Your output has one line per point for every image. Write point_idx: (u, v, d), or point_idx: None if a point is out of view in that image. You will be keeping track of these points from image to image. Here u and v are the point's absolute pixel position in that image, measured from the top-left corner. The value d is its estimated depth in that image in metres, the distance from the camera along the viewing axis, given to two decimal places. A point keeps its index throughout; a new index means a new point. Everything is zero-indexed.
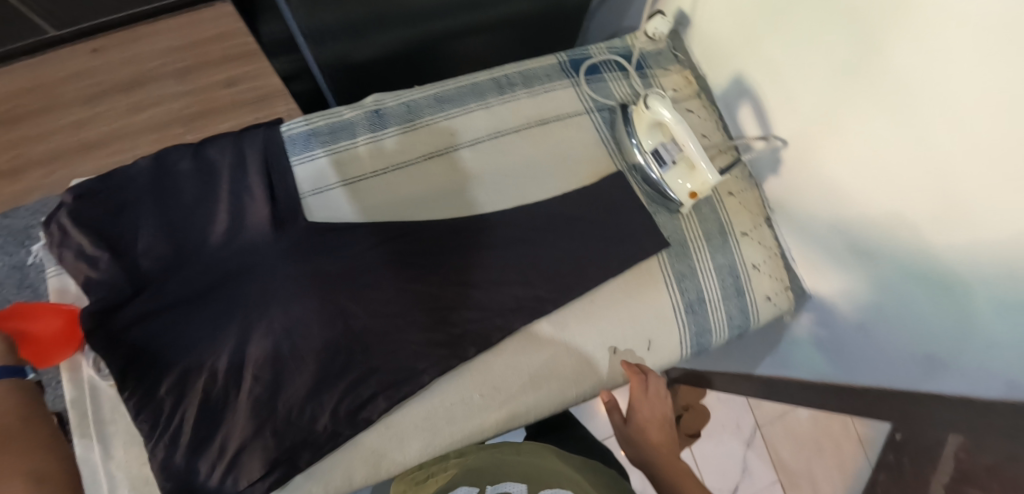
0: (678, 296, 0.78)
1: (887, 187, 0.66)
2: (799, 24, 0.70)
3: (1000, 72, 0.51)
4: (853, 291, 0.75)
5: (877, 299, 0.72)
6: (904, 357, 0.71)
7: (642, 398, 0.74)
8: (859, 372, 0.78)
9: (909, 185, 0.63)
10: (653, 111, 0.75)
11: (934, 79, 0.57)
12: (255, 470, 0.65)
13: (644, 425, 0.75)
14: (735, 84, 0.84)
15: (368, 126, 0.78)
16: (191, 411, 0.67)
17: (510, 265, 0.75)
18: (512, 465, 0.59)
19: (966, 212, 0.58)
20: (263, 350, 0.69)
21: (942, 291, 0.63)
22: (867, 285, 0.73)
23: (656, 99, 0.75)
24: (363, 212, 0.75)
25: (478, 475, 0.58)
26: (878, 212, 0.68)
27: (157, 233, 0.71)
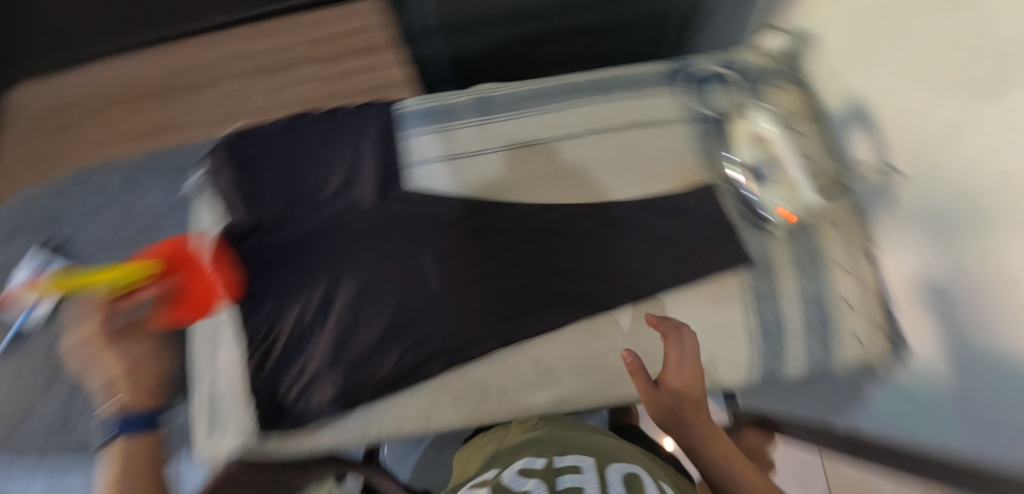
0: (754, 318, 0.75)
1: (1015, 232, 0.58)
2: (930, 45, 0.65)
3: None
4: (964, 348, 0.66)
5: (991, 360, 0.62)
6: (1009, 430, 0.60)
7: (681, 375, 0.62)
8: (958, 440, 0.67)
9: None
10: (753, 123, 0.74)
11: None
12: (323, 396, 0.74)
13: (681, 389, 0.61)
14: (851, 109, 0.79)
15: (474, 111, 0.84)
16: (284, 333, 0.77)
17: (582, 256, 0.77)
18: (581, 445, 0.57)
19: None
20: (349, 294, 0.77)
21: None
22: (980, 341, 0.63)
23: (758, 112, 0.74)
24: (456, 187, 0.81)
25: (539, 449, 0.57)
26: (1005, 258, 0.59)
27: (282, 181, 0.81)
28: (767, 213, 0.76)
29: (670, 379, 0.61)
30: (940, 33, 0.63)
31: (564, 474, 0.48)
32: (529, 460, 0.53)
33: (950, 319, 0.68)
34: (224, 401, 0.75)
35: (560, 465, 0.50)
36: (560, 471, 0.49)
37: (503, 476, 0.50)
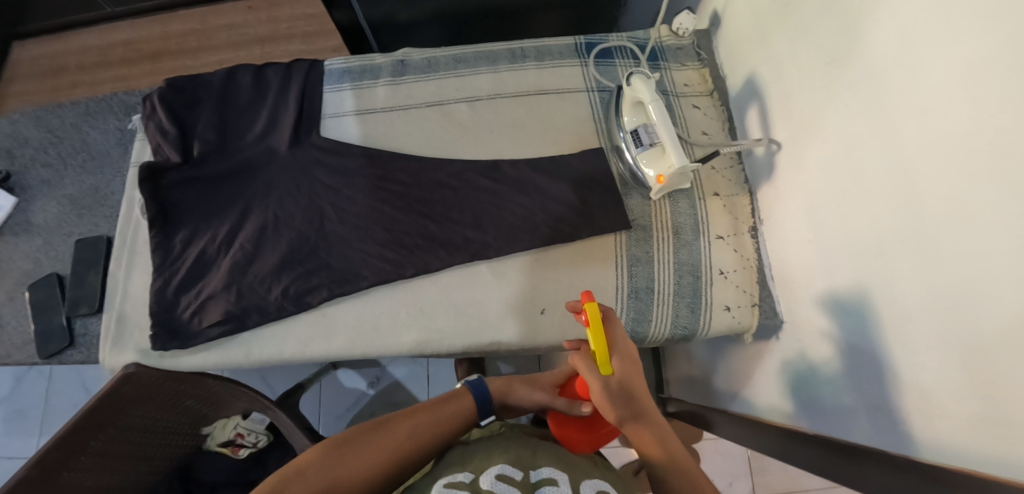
0: (626, 279, 0.77)
1: (863, 200, 0.59)
2: (806, 18, 0.67)
3: (974, 54, 0.46)
4: (817, 319, 0.67)
5: (837, 330, 0.63)
6: (853, 397, 0.60)
7: (637, 379, 0.53)
8: (813, 418, 0.67)
9: (882, 196, 0.56)
10: (636, 89, 0.76)
11: (910, 72, 0.52)
12: (216, 315, 0.79)
13: (634, 375, 0.53)
14: (748, 85, 0.80)
15: (391, 71, 0.90)
16: (190, 259, 0.83)
17: (468, 208, 0.81)
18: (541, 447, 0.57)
19: (930, 223, 0.51)
20: (253, 227, 0.83)
21: (897, 321, 0.54)
22: (830, 312, 0.64)
23: (640, 78, 0.75)
24: (364, 139, 0.87)
25: (504, 450, 0.56)
26: (854, 226, 0.61)
27: (210, 123, 0.88)
28: (643, 175, 0.77)
29: (627, 381, 0.52)
30: (810, 6, 0.66)
31: (542, 488, 0.49)
32: (505, 464, 0.53)
33: (809, 286, 0.68)
34: (133, 314, 0.82)
35: (538, 477, 0.51)
36: (539, 483, 0.50)
37: (482, 482, 0.50)
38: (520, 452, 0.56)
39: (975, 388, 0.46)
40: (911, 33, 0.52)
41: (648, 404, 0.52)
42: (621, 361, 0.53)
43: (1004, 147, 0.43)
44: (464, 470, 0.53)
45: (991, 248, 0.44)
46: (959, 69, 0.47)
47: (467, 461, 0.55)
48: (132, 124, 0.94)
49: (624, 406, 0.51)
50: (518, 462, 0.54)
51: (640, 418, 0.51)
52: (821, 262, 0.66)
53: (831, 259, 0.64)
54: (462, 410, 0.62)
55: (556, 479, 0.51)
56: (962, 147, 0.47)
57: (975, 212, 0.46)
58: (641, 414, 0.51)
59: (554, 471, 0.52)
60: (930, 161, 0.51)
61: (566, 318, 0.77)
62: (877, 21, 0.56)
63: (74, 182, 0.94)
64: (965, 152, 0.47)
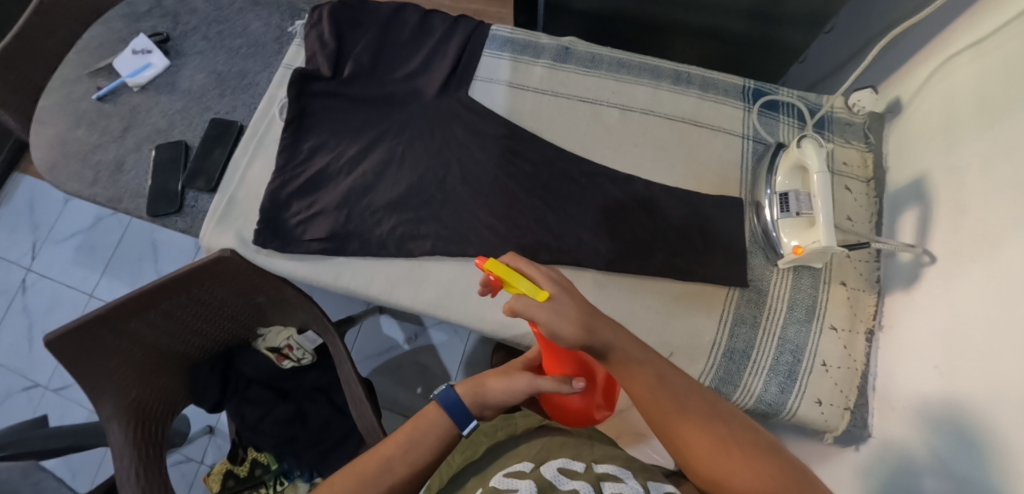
0: (725, 337, 0.74)
1: (1020, 336, 0.55)
2: (1011, 137, 0.62)
3: None
4: (921, 444, 0.63)
5: (942, 460, 0.59)
6: None
7: (574, 301, 0.52)
8: None
9: None
10: (802, 151, 0.73)
11: None
12: (318, 230, 0.80)
13: (564, 297, 0.52)
14: (914, 185, 0.76)
15: (553, 55, 0.89)
16: (311, 169, 0.84)
17: (589, 211, 0.79)
18: (598, 447, 0.56)
19: None
20: (378, 159, 0.84)
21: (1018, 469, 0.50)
22: (942, 442, 0.60)
23: (811, 142, 0.72)
24: (507, 111, 0.86)
25: (562, 444, 0.56)
26: (1003, 361, 0.56)
27: (369, 49, 0.89)
28: (778, 241, 0.74)
29: (566, 302, 0.52)
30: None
31: (606, 484, 0.48)
32: (565, 458, 0.52)
33: (918, 410, 0.65)
34: (241, 204, 0.84)
35: (601, 471, 0.50)
36: (601, 478, 0.49)
37: (543, 471, 0.50)
38: (580, 449, 0.55)
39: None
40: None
41: (600, 319, 0.52)
42: (552, 287, 0.52)
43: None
44: (524, 460, 0.53)
45: None
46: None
47: (528, 450, 0.55)
48: (295, 27, 0.96)
49: (576, 328, 0.51)
50: (577, 459, 0.52)
51: (596, 336, 0.52)
52: (951, 393, 0.61)
53: (963, 392, 0.60)
54: (441, 426, 0.61)
55: (621, 477, 0.49)
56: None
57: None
58: (597, 332, 0.51)
59: (617, 469, 0.51)
60: None
61: None
62: None
63: (224, 62, 0.97)
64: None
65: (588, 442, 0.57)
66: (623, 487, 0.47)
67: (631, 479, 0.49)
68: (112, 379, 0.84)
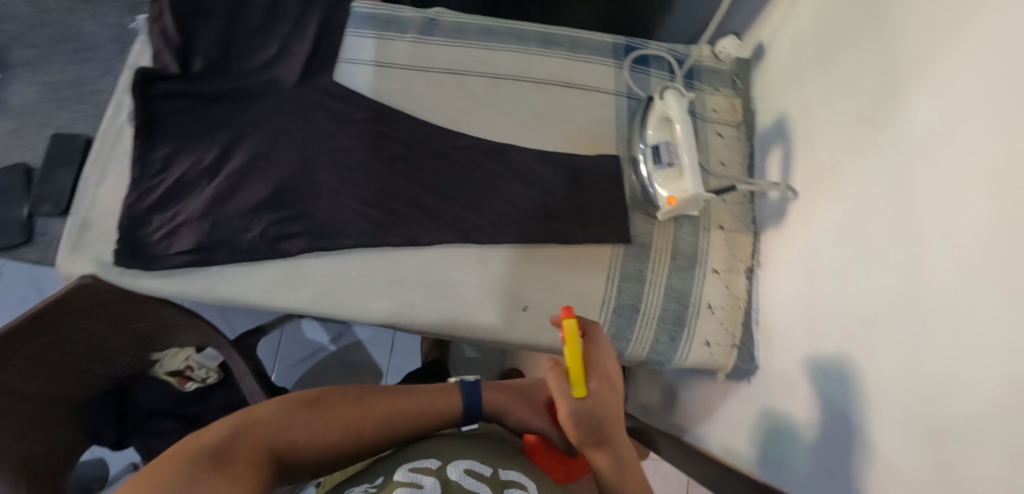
0: (613, 294, 0.75)
1: (859, 259, 0.59)
2: (847, 72, 0.65)
3: (999, 139, 0.45)
4: (788, 371, 0.68)
5: (808, 382, 0.64)
6: (809, 459, 0.61)
7: (607, 407, 0.52)
8: (765, 464, 0.68)
9: (881, 258, 0.56)
10: (665, 104, 0.73)
11: (936, 142, 0.52)
12: (185, 243, 0.75)
13: (600, 397, 0.52)
14: (776, 124, 0.78)
15: (418, 28, 0.86)
16: (170, 178, 0.78)
17: (468, 186, 0.78)
18: (506, 452, 0.54)
19: (922, 294, 0.51)
20: (242, 158, 0.79)
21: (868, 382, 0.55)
22: (804, 366, 0.65)
23: (673, 93, 0.73)
24: (376, 91, 0.82)
25: (473, 443, 0.53)
26: (851, 284, 0.60)
27: (218, 41, 0.83)
28: (655, 194, 0.75)
29: (597, 406, 0.52)
30: (855, 60, 0.64)
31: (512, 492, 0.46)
32: (473, 459, 0.50)
33: (790, 336, 0.68)
34: (95, 224, 0.77)
35: (506, 477, 0.48)
36: (507, 484, 0.47)
37: (448, 471, 0.47)
38: (489, 451, 0.53)
39: (945, 476, 0.45)
40: (949, 107, 0.51)
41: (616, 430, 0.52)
42: (595, 386, 0.53)
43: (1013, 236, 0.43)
44: (429, 455, 0.50)
45: (984, 338, 0.44)
46: (990, 152, 0.46)
47: (432, 445, 0.52)
48: (137, 22, 0.87)
49: (588, 426, 0.52)
50: (486, 462, 0.50)
51: (595, 434, 0.52)
52: (815, 318, 0.65)
53: (823, 315, 0.64)
54: (452, 407, 0.57)
55: (522, 484, 0.48)
56: (979, 236, 0.46)
57: (969, 298, 0.46)
58: (599, 433, 0.52)
59: (520, 476, 0.50)
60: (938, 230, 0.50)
61: (543, 321, 0.74)
62: (914, 94, 0.55)
63: (59, 70, 0.88)
64: (978, 240, 0.46)
65: (498, 446, 0.55)
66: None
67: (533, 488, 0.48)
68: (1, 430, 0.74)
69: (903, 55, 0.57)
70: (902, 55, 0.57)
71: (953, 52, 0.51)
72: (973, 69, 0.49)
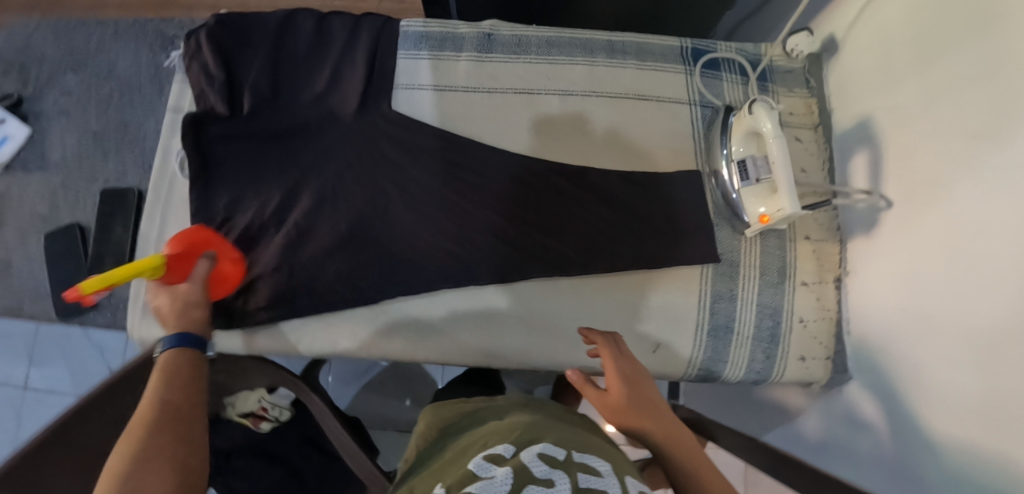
0: (706, 316, 0.74)
1: (973, 275, 0.57)
2: (953, 76, 0.62)
3: None
4: (896, 387, 0.66)
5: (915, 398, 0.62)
6: (918, 475, 0.60)
7: (633, 389, 0.57)
8: (866, 476, 0.68)
9: (1001, 276, 0.54)
10: (754, 117, 0.71)
11: None
12: (262, 297, 0.72)
13: (625, 385, 0.57)
14: (860, 127, 0.75)
15: (475, 45, 0.81)
16: (235, 229, 0.75)
17: (548, 213, 0.75)
18: (577, 429, 0.47)
19: None
20: (308, 202, 0.75)
21: (988, 407, 0.53)
22: (912, 382, 0.63)
23: (762, 107, 0.70)
24: (439, 118, 0.78)
25: (536, 421, 0.46)
26: (964, 302, 0.58)
27: (265, 75, 0.78)
28: (744, 212, 0.73)
29: (623, 393, 0.56)
30: (962, 68, 0.61)
31: (583, 475, 0.38)
32: (541, 437, 0.43)
33: (891, 352, 0.67)
34: None
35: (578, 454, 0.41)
36: (578, 462, 0.40)
37: (512, 451, 0.40)
38: (560, 426, 0.46)
39: None
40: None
41: (648, 410, 0.56)
42: (619, 377, 0.57)
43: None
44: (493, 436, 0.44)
45: None
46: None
47: (498, 424, 0.47)
48: (172, 61, 0.84)
49: (626, 414, 0.55)
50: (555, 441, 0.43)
51: (635, 421, 0.55)
52: (917, 335, 0.64)
53: (927, 335, 0.62)
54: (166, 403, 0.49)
55: (596, 469, 0.40)
56: None
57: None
58: (639, 418, 0.55)
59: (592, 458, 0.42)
60: None
61: (639, 349, 0.73)
62: None
63: (83, 119, 1.00)
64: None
65: (566, 425, 0.48)
66: (601, 482, 0.38)
67: (607, 470, 0.40)
68: (63, 480, 0.55)
69: (1022, 69, 0.54)
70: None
71: None
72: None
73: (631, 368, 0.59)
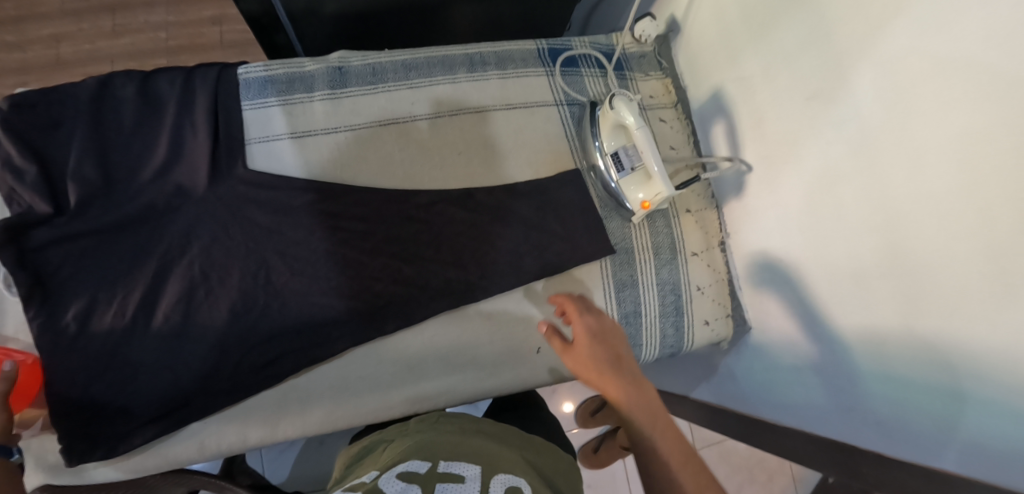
0: (614, 307, 0.76)
1: (831, 224, 0.65)
2: (781, 47, 0.68)
3: (963, 115, 0.50)
4: (786, 329, 0.73)
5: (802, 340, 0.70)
6: (820, 404, 0.68)
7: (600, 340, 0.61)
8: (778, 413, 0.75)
9: (855, 225, 0.62)
10: (617, 112, 0.73)
11: (896, 121, 0.56)
12: (147, 409, 0.65)
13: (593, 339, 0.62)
14: (713, 99, 0.81)
15: (327, 81, 0.76)
16: (95, 342, 0.65)
17: (444, 243, 0.73)
18: (466, 442, 0.50)
19: (904, 260, 0.56)
20: (177, 290, 0.67)
21: (862, 338, 0.61)
22: (798, 325, 0.71)
23: (622, 101, 0.72)
24: (305, 167, 0.73)
25: (422, 443, 0.50)
26: (824, 249, 0.66)
27: (89, 159, 0.68)
28: (628, 202, 0.75)
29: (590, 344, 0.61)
30: (791, 38, 0.67)
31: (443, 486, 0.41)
32: (414, 459, 0.45)
33: (778, 300, 0.74)
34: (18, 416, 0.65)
35: (442, 469, 0.44)
36: (442, 476, 0.43)
37: (381, 480, 0.42)
38: (447, 444, 0.49)
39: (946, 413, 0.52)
40: (902, 84, 0.55)
41: (605, 359, 0.60)
42: (586, 333, 0.63)
43: (983, 197, 0.48)
44: (374, 470, 0.46)
45: (969, 291, 0.50)
46: (961, 124, 0.50)
47: (384, 456, 0.49)
48: None
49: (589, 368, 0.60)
50: (429, 462, 0.45)
51: (600, 369, 0.60)
52: (794, 283, 0.71)
53: (805, 283, 0.69)
54: None
55: (461, 477, 0.44)
56: (949, 205, 0.51)
57: (950, 260, 0.52)
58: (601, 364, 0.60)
59: (462, 467, 0.45)
60: (912, 201, 0.55)
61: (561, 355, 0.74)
62: (862, 72, 0.59)
63: None
64: (949, 205, 0.51)
65: (458, 438, 0.51)
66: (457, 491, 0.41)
67: (473, 476, 0.44)
68: None
69: (840, 36, 0.61)
70: (847, 38, 0.60)
71: (898, 33, 0.55)
72: (922, 50, 0.53)
73: (601, 327, 0.63)
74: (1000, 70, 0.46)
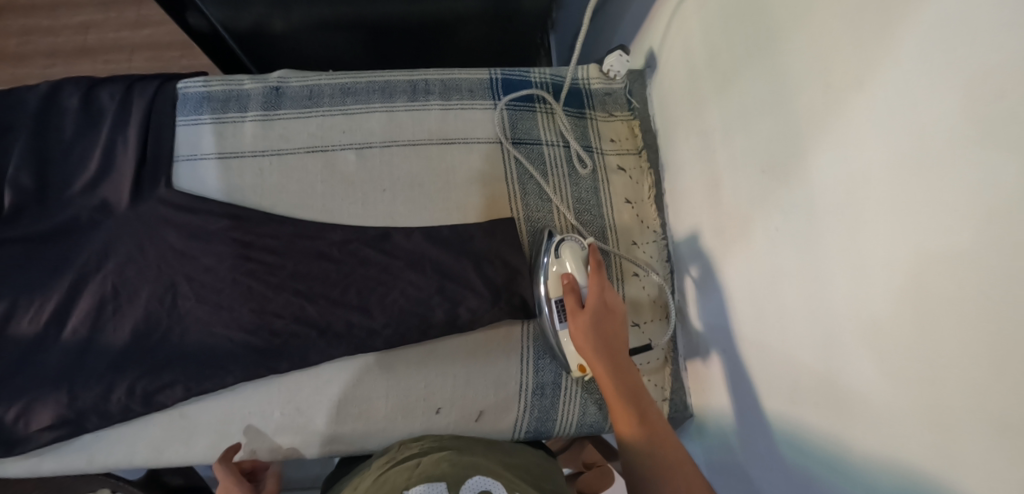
0: (530, 375, 0.69)
1: (774, 325, 0.54)
2: (743, 106, 0.57)
3: (916, 238, 0.38)
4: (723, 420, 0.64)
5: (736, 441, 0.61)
6: None
7: (606, 347, 0.60)
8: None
9: (796, 334, 0.51)
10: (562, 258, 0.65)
11: (846, 225, 0.44)
12: (44, 420, 0.66)
13: (607, 313, 0.61)
14: (687, 224, 0.69)
15: (262, 102, 0.73)
16: (8, 345, 0.68)
17: (353, 285, 0.69)
18: (432, 457, 0.53)
19: (842, 396, 0.46)
20: (89, 304, 0.69)
21: (791, 464, 0.52)
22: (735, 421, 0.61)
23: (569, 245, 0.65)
24: (226, 190, 0.71)
25: (389, 477, 0.51)
26: (766, 349, 0.56)
27: (25, 164, 0.70)
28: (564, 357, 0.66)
29: (602, 327, 0.60)
30: (753, 96, 0.56)
31: None
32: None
33: (719, 399, 0.65)
34: None
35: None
36: None
37: None
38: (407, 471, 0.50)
39: None
40: (856, 185, 0.43)
41: (614, 361, 0.59)
42: (596, 302, 0.61)
43: (931, 356, 0.37)
44: None
45: (901, 460, 0.40)
46: (912, 253, 0.38)
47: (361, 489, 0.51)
48: None
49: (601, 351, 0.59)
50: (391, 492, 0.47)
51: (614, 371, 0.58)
52: (734, 377, 0.62)
53: (743, 383, 0.60)
54: None
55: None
56: (891, 351, 0.40)
57: (884, 412, 0.41)
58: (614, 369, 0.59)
59: (426, 487, 0.46)
60: (854, 329, 0.44)
61: (462, 418, 0.68)
62: (817, 154, 0.47)
63: None
64: (890, 349, 0.40)
65: (412, 466, 0.51)
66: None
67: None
68: None
69: (801, 104, 0.49)
70: (808, 108, 0.48)
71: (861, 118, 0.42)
72: (881, 148, 0.40)
73: (606, 309, 0.61)
74: (965, 202, 0.34)
